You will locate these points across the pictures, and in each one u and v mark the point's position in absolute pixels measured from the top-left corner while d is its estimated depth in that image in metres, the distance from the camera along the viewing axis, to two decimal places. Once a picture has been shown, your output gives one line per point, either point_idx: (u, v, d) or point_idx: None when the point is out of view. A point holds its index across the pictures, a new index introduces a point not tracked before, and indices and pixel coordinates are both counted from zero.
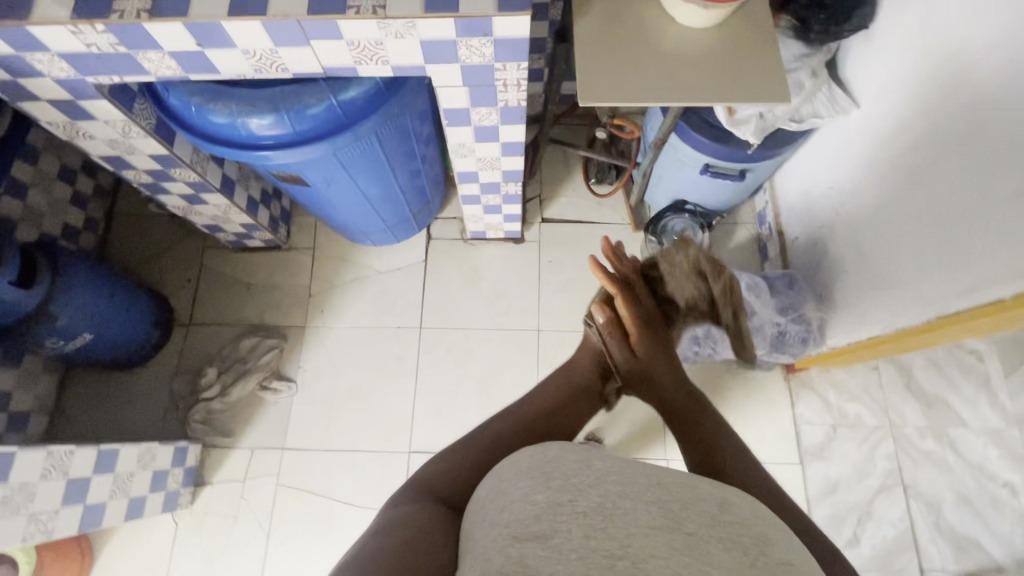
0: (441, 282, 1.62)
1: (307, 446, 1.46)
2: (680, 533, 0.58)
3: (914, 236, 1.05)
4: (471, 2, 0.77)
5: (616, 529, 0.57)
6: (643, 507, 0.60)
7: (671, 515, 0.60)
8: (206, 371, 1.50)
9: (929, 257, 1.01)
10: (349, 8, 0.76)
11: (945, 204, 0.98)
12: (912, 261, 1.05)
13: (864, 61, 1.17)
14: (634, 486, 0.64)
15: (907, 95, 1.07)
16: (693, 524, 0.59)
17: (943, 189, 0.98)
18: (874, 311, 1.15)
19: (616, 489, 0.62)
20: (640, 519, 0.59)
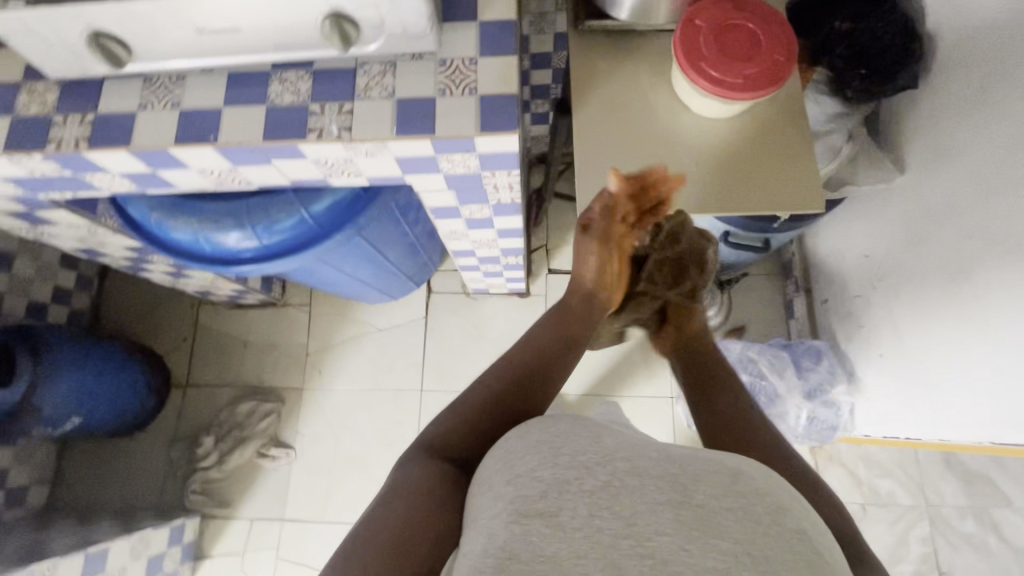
0: (442, 340, 1.54)
1: (306, 518, 1.42)
2: (687, 507, 0.47)
3: (965, 339, 0.93)
4: (448, 123, 0.67)
5: (622, 505, 0.47)
6: (647, 484, 0.48)
7: (681, 481, 0.49)
8: (204, 440, 1.46)
9: (982, 367, 0.90)
10: (310, 132, 0.67)
11: (999, 313, 0.86)
12: (962, 366, 0.94)
13: (913, 118, 1.03)
14: (642, 456, 0.51)
15: (960, 173, 0.93)
16: (704, 494, 0.47)
17: (997, 295, 0.86)
18: (918, 409, 1.06)
19: (622, 463, 0.50)
20: (647, 492, 0.48)
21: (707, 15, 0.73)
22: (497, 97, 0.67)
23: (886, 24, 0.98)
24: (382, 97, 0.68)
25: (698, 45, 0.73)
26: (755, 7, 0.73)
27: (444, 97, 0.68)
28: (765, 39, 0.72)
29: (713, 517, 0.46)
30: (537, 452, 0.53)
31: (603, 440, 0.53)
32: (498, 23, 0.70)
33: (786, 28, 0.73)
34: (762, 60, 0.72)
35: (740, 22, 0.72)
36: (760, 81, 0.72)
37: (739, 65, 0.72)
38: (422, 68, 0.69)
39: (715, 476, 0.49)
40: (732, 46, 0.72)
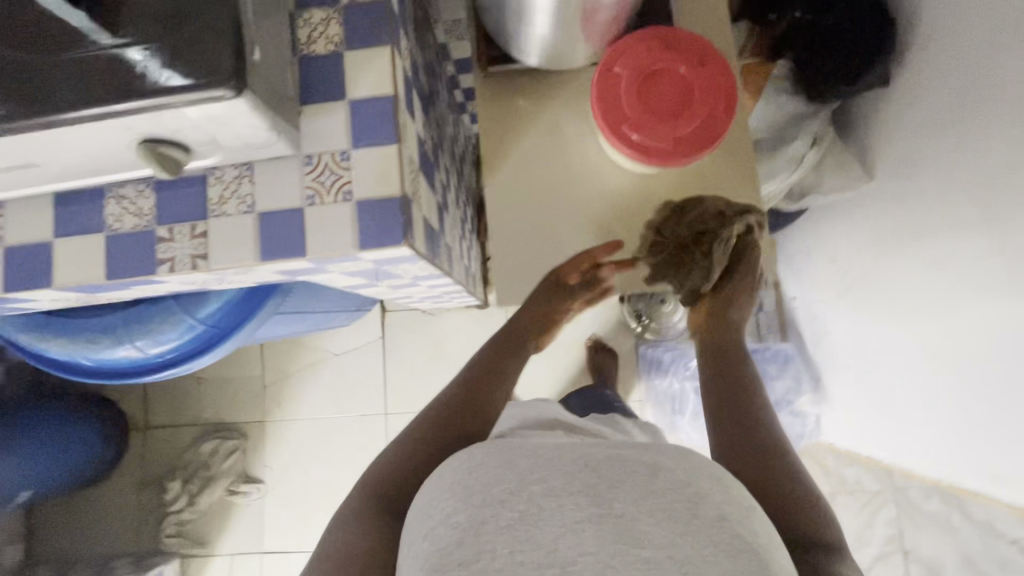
0: (402, 360, 1.48)
1: (284, 549, 1.43)
2: (606, 521, 0.37)
3: (933, 379, 0.87)
4: (321, 239, 0.56)
5: (540, 536, 0.38)
6: (563, 495, 0.39)
7: (597, 489, 0.39)
8: (170, 484, 1.43)
9: (957, 412, 0.85)
10: (160, 264, 0.57)
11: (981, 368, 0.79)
12: (932, 405, 0.89)
13: (886, 116, 0.89)
14: (552, 460, 0.41)
15: (927, 197, 0.82)
16: (623, 504, 0.38)
17: (977, 350, 0.78)
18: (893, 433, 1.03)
19: (537, 487, 0.40)
20: (560, 512, 0.38)
21: (627, 60, 0.59)
22: (376, 201, 0.56)
23: (852, 11, 0.83)
24: (241, 212, 0.57)
25: (619, 99, 0.60)
26: (685, 44, 0.60)
27: (313, 206, 0.57)
28: (699, 86, 0.59)
29: (633, 528, 0.37)
30: (453, 493, 0.42)
31: (515, 462, 0.42)
32: (371, 103, 0.58)
33: (725, 68, 0.59)
34: (695, 114, 0.59)
35: (667, 67, 0.59)
36: (694, 140, 0.60)
37: (669, 124, 0.60)
38: (284, 170, 0.57)
39: (632, 479, 0.39)
40: (660, 99, 0.60)
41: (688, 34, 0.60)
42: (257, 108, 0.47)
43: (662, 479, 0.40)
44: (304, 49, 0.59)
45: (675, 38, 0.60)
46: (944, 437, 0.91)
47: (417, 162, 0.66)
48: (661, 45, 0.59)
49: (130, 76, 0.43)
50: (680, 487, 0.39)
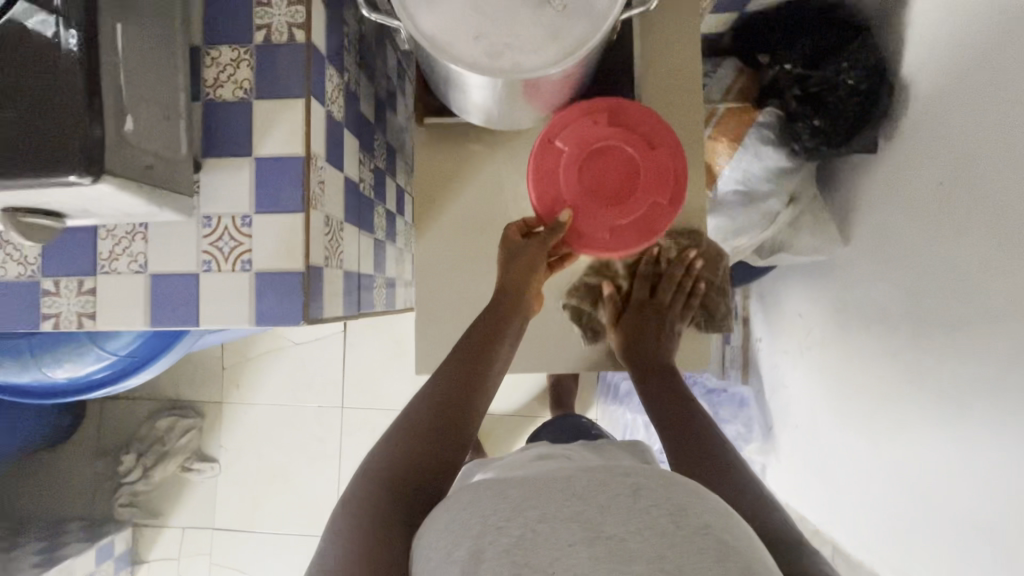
0: (363, 355, 1.47)
1: (234, 528, 1.46)
2: (596, 543, 0.37)
3: (878, 470, 0.83)
4: (216, 310, 0.52)
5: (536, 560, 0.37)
6: (553, 521, 0.38)
7: (585, 516, 0.39)
8: (125, 456, 1.44)
9: (896, 510, 0.80)
10: (45, 319, 0.53)
11: (921, 472, 0.74)
12: (869, 491, 0.86)
13: (868, 187, 0.83)
14: (541, 487, 0.42)
15: (894, 283, 0.78)
16: (613, 526, 0.38)
17: (925, 451, 0.73)
18: (819, 507, 1.00)
19: (531, 515, 0.39)
20: (552, 538, 0.38)
21: (570, 135, 0.56)
22: (276, 274, 0.52)
23: (849, 67, 0.77)
24: (133, 271, 0.53)
25: (556, 176, 0.57)
26: (636, 123, 0.56)
27: (210, 274, 0.52)
28: (646, 171, 0.56)
29: (622, 547, 0.37)
30: (450, 532, 0.42)
31: (508, 493, 0.42)
32: (278, 163, 0.52)
33: (677, 155, 0.56)
34: (638, 202, 0.56)
35: (613, 146, 0.55)
36: (632, 230, 0.57)
37: (608, 209, 0.56)
38: (178, 230, 0.52)
39: (619, 499, 0.40)
40: (602, 181, 0.56)
41: (641, 113, 0.56)
42: (124, 188, 0.42)
43: (645, 498, 0.40)
44: (209, 92, 0.53)
45: (628, 115, 0.56)
46: (869, 534, 0.86)
47: (339, 216, 0.61)
48: (609, 121, 0.56)
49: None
50: (663, 501, 0.40)
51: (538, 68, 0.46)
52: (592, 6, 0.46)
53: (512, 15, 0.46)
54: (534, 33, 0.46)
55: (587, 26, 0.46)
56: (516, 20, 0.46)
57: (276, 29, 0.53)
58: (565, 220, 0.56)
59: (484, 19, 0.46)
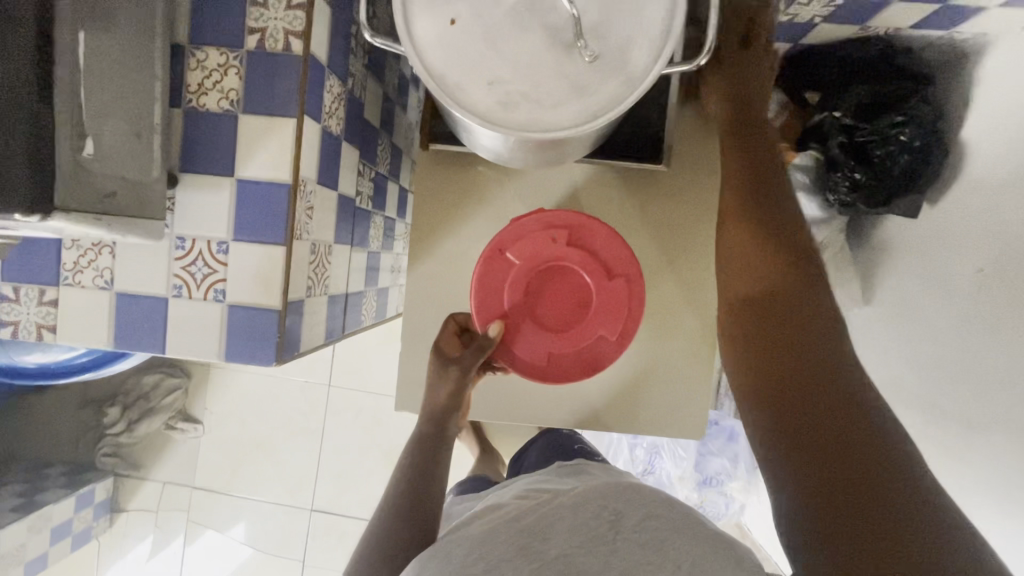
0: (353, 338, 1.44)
1: (214, 489, 1.48)
2: (545, 566, 0.46)
3: None
4: (183, 341, 0.49)
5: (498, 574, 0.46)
6: (502, 563, 0.47)
7: (535, 538, 0.49)
8: (109, 409, 1.43)
9: None
10: (2, 326, 0.50)
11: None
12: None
13: (896, 250, 0.78)
14: (488, 532, 0.51)
15: (913, 360, 0.74)
16: (555, 547, 0.48)
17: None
18: None
19: (480, 564, 0.47)
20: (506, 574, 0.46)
21: (525, 250, 0.58)
22: (252, 309, 0.48)
23: (902, 122, 0.71)
24: (98, 286, 0.49)
25: (502, 287, 0.59)
26: (596, 249, 0.58)
27: (180, 300, 0.48)
28: (596, 300, 0.58)
29: (571, 565, 0.46)
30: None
31: (453, 554, 0.49)
32: (263, 187, 0.48)
33: (631, 288, 0.59)
34: (583, 332, 0.59)
35: (566, 270, 0.59)
36: (573, 358, 0.59)
37: (551, 334, 0.59)
38: (149, 248, 0.48)
39: (560, 521, 0.50)
40: (550, 304, 0.59)
41: (605, 239, 0.59)
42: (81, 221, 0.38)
43: (583, 511, 0.51)
44: (192, 99, 0.47)
45: (589, 237, 0.59)
46: None
47: (328, 239, 0.57)
48: (568, 241, 0.58)
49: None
50: (598, 512, 0.51)
51: (562, 124, 0.40)
52: (628, 60, 0.40)
53: (535, 62, 0.40)
54: (559, 86, 0.40)
55: (625, 79, 0.40)
56: (538, 68, 0.40)
57: (272, 35, 0.47)
58: (496, 333, 0.58)
59: (501, 63, 0.40)
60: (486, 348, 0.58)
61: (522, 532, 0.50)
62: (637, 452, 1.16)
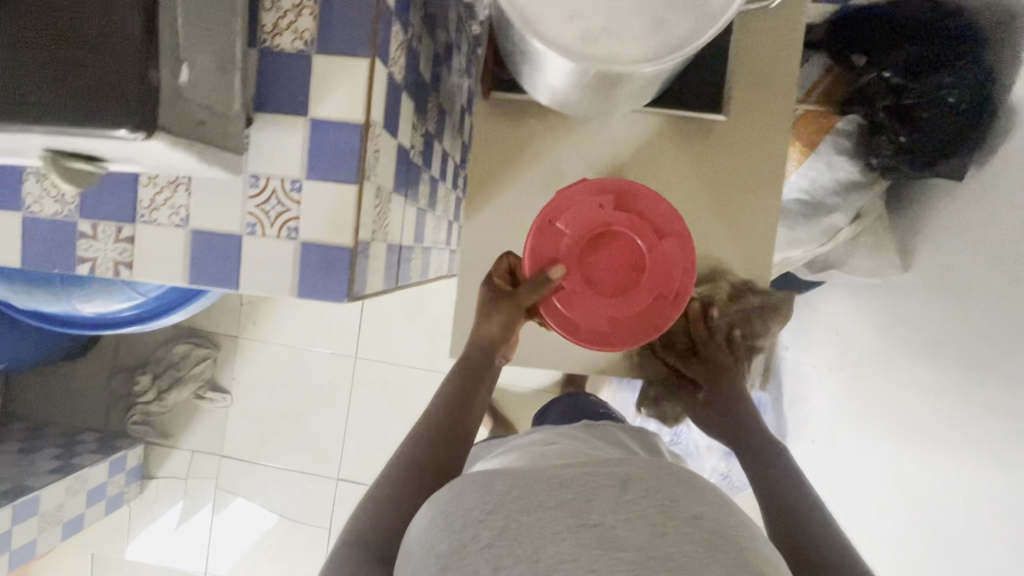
0: (379, 310, 1.46)
1: (242, 458, 1.50)
2: (584, 530, 0.38)
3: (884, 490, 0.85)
4: (255, 278, 0.50)
5: (522, 549, 0.38)
6: (540, 509, 0.40)
7: (572, 504, 0.40)
8: (140, 377, 1.46)
9: (904, 523, 0.82)
10: (81, 263, 0.51)
11: (939, 515, 0.75)
12: (879, 516, 0.86)
13: (938, 216, 0.78)
14: (522, 475, 0.44)
15: (954, 323, 0.75)
16: (599, 514, 0.39)
17: (955, 499, 0.73)
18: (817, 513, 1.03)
19: (516, 505, 0.41)
20: (540, 526, 0.39)
21: (573, 217, 0.58)
22: (323, 246, 0.49)
23: (952, 83, 0.70)
24: (173, 224, 0.50)
25: (552, 249, 0.59)
26: (644, 212, 0.58)
27: (254, 237, 0.50)
28: (649, 262, 0.58)
29: (611, 536, 0.38)
30: (437, 524, 0.43)
31: (493, 486, 0.43)
32: (335, 126, 0.49)
33: (682, 248, 0.58)
34: (641, 297, 0.58)
35: (618, 233, 0.58)
36: (634, 323, 0.59)
37: (609, 299, 0.59)
38: (225, 187, 0.49)
39: (606, 490, 0.41)
40: (603, 269, 0.59)
41: (651, 200, 0.59)
42: (177, 145, 0.39)
43: (634, 490, 0.41)
44: (267, 40, 0.48)
45: (637, 202, 0.59)
46: (872, 549, 0.89)
47: (389, 186, 0.58)
48: (615, 204, 0.58)
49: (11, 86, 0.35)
50: (651, 494, 0.41)
51: (637, 62, 0.41)
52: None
53: None
54: (639, 20, 0.41)
55: (702, 16, 0.41)
56: (618, 3, 0.41)
57: None
58: (557, 277, 0.58)
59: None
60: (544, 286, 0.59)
61: (554, 482, 0.42)
62: (665, 421, 1.16)
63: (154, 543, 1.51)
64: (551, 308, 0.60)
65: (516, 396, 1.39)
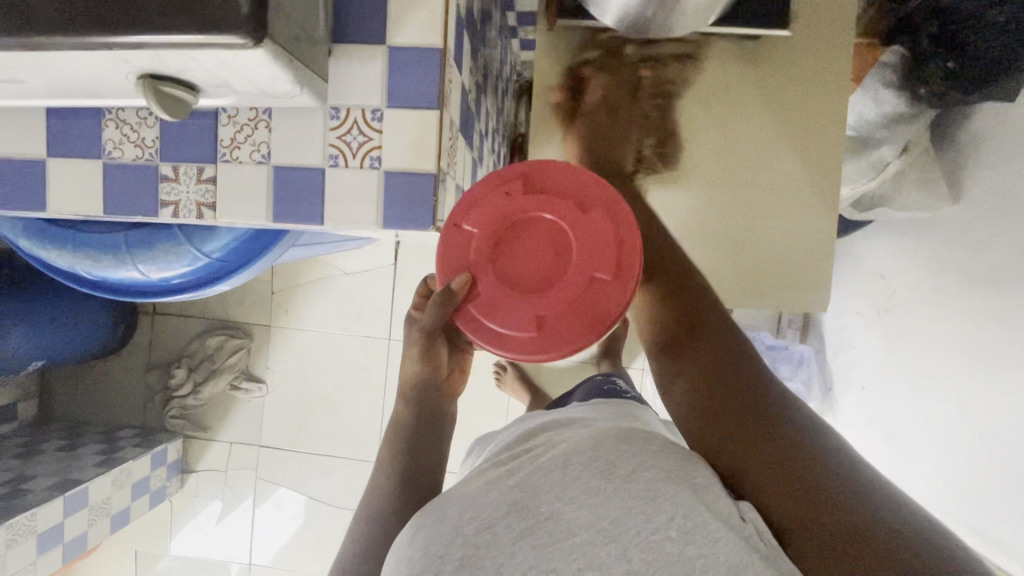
0: (411, 291, 1.46)
1: (280, 447, 1.50)
2: (539, 527, 0.38)
3: (949, 425, 0.84)
4: (341, 211, 0.50)
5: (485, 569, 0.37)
6: (493, 524, 0.39)
7: (522, 504, 0.40)
8: (176, 371, 1.47)
9: (973, 457, 0.81)
10: (163, 207, 0.51)
11: (1008, 437, 0.75)
12: (943, 451, 0.86)
13: (991, 142, 0.78)
14: (465, 499, 0.43)
15: (1017, 244, 0.74)
16: (548, 505, 0.39)
17: None
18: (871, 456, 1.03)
19: (471, 528, 0.40)
20: (497, 543, 0.38)
21: (480, 215, 0.49)
22: (407, 174, 0.49)
23: None
24: (255, 161, 0.50)
25: (468, 255, 0.50)
26: (559, 188, 0.49)
27: (337, 169, 0.50)
28: (575, 240, 0.48)
29: (562, 524, 0.38)
30: (399, 573, 0.40)
31: (447, 514, 0.42)
32: (415, 51, 0.48)
33: (610, 216, 0.48)
34: (570, 288, 0.47)
35: (533, 219, 0.48)
36: (568, 318, 0.47)
37: (532, 296, 0.48)
38: (306, 120, 0.49)
39: (550, 477, 0.41)
40: (521, 267, 0.49)
41: (564, 171, 0.49)
42: (278, 60, 0.39)
43: (577, 466, 0.41)
44: None
45: (547, 180, 0.50)
46: (936, 489, 0.88)
47: (457, 123, 0.57)
48: (524, 190, 0.49)
49: (127, 2, 0.36)
50: (589, 463, 0.41)
51: None
52: None
53: None
54: None
55: None
56: None
57: None
58: (459, 287, 0.49)
59: None
60: (447, 302, 0.49)
61: (506, 488, 0.42)
62: None
63: (196, 538, 1.50)
64: (469, 323, 0.49)
65: (554, 369, 1.38)
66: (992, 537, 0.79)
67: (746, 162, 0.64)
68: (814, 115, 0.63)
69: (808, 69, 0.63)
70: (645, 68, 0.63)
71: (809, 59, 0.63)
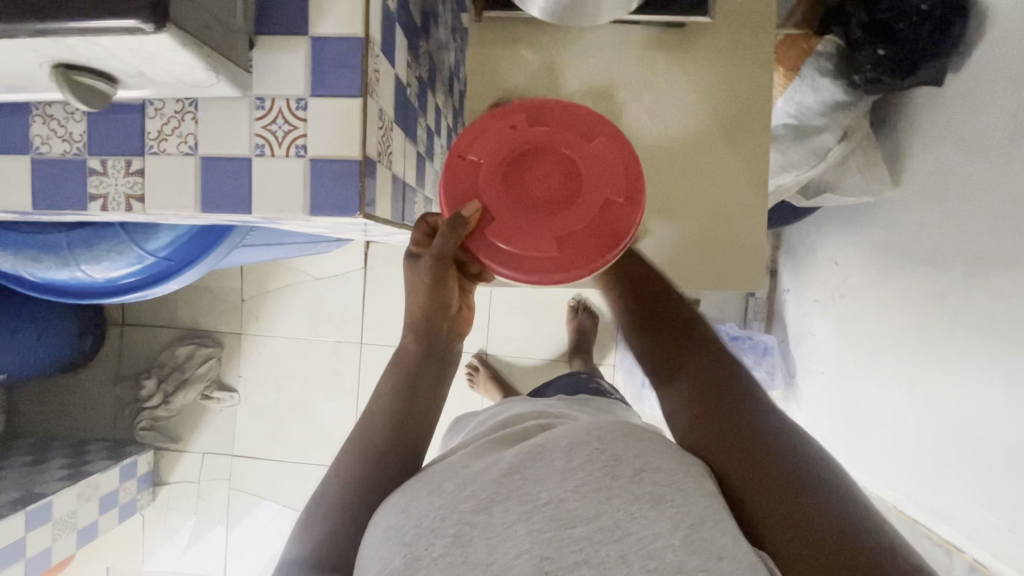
0: (382, 294, 1.46)
1: (254, 456, 1.49)
2: (535, 514, 0.37)
3: (897, 404, 0.86)
4: (270, 199, 0.51)
5: (476, 555, 0.36)
6: (490, 506, 0.38)
7: (522, 489, 0.38)
8: (145, 382, 1.45)
9: (921, 436, 0.82)
10: (92, 200, 0.52)
11: (949, 412, 0.76)
12: (894, 431, 0.87)
13: (925, 126, 0.81)
14: (465, 477, 0.41)
15: (952, 225, 0.76)
16: (549, 492, 0.37)
17: (967, 399, 0.73)
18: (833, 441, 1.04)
19: (468, 507, 0.38)
20: (493, 523, 0.37)
21: (486, 146, 0.51)
22: (333, 161, 0.50)
23: None
24: (183, 153, 0.51)
25: (478, 191, 0.51)
26: (563, 120, 0.51)
27: (263, 159, 0.50)
28: (584, 169, 0.50)
29: (563, 515, 0.36)
30: (389, 541, 0.40)
31: (444, 489, 0.41)
32: (337, 41, 0.49)
33: (614, 148, 0.51)
34: (577, 212, 0.50)
35: (539, 148, 0.51)
36: (584, 238, 0.50)
37: (546, 221, 0.50)
38: (230, 111, 0.50)
39: (552, 463, 0.39)
40: (532, 195, 0.51)
41: (563, 109, 0.52)
42: (186, 46, 0.40)
43: (579, 455, 0.39)
44: None
45: (548, 114, 0.52)
46: (890, 472, 0.90)
47: (391, 114, 0.58)
48: (528, 123, 0.51)
49: None
50: (591, 454, 0.39)
51: None
52: None
53: None
54: None
55: None
56: None
57: None
58: (470, 214, 0.50)
59: None
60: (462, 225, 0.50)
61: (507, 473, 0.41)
62: None
63: (169, 553, 1.48)
64: (481, 246, 0.51)
65: (527, 369, 1.38)
66: (940, 511, 0.81)
67: (687, 154, 0.66)
68: (750, 92, 0.65)
69: (735, 49, 0.64)
70: (576, 62, 0.66)
71: (736, 42, 0.64)
